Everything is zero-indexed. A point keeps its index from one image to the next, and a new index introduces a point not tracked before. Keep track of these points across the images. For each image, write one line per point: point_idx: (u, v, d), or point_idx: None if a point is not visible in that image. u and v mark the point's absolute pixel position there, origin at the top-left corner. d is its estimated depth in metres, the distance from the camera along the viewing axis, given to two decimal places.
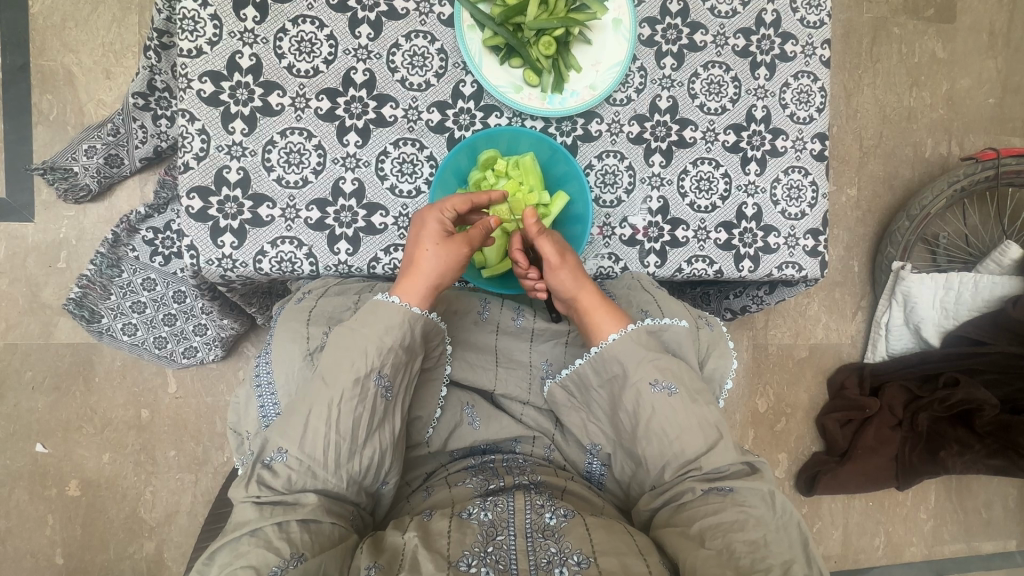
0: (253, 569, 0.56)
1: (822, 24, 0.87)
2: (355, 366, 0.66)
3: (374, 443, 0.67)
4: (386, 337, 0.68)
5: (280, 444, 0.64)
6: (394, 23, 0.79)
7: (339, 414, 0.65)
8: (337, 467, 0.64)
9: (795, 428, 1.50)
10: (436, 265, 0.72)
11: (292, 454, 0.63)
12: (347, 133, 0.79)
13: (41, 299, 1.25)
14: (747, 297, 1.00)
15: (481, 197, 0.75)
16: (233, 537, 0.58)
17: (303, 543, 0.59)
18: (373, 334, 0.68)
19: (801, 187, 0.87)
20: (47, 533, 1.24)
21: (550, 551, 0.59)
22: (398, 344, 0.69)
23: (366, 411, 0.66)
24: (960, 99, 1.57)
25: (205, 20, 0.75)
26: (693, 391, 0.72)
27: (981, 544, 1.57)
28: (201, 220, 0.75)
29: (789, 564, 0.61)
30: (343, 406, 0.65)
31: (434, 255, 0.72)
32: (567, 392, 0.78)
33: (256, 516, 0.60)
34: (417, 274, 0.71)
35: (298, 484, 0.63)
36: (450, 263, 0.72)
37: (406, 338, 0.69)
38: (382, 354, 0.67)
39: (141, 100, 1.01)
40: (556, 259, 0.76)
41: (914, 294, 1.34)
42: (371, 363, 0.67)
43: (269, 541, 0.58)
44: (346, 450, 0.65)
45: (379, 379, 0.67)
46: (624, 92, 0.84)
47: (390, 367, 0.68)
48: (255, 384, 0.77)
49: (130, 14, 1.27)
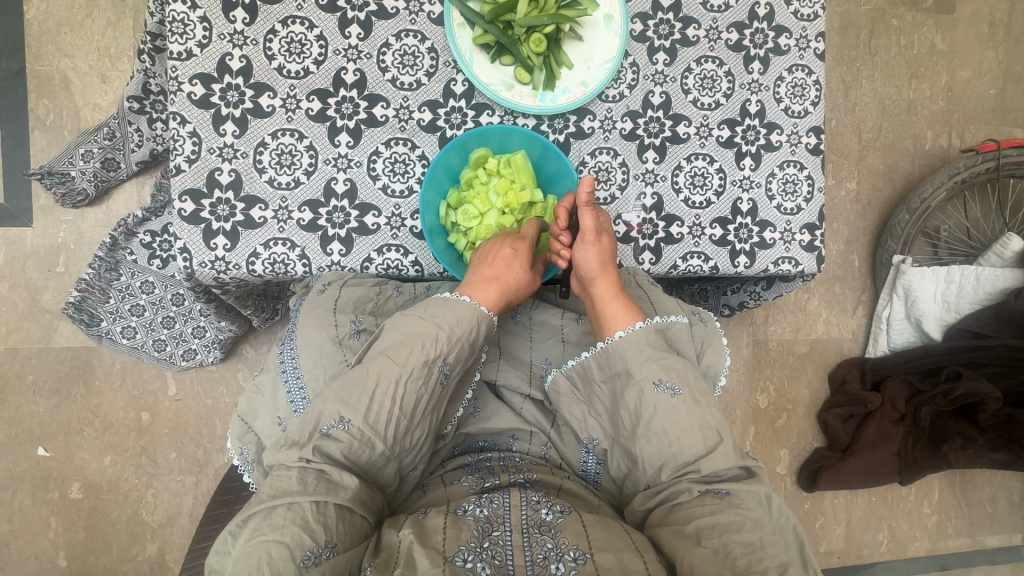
0: (287, 548, 0.56)
1: (816, 16, 0.87)
2: (425, 348, 0.68)
3: (426, 424, 0.69)
4: (455, 327, 0.70)
5: (343, 414, 0.64)
6: (384, 22, 0.79)
7: (404, 393, 0.66)
8: (394, 442, 0.66)
9: (796, 424, 1.49)
10: (521, 287, 0.75)
11: (354, 424, 0.64)
12: (339, 134, 0.79)
13: (41, 304, 1.26)
14: (745, 293, 0.99)
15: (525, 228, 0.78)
16: (270, 505, 0.59)
17: (337, 533, 0.59)
18: (444, 323, 0.69)
19: (798, 181, 0.86)
20: (50, 535, 1.25)
21: (547, 547, 0.59)
22: (465, 336, 0.70)
23: (427, 394, 0.68)
24: (961, 90, 1.56)
25: (194, 22, 0.75)
26: (696, 392, 0.71)
27: (986, 538, 1.56)
28: (194, 223, 0.75)
29: (786, 566, 0.61)
30: (408, 386, 0.67)
31: (525, 277, 0.75)
32: (571, 381, 0.77)
33: (298, 489, 0.60)
34: (504, 289, 0.73)
35: (355, 457, 0.64)
36: (526, 290, 0.76)
37: (472, 332, 0.71)
38: (451, 342, 0.69)
39: (136, 103, 1.01)
40: (591, 234, 0.74)
41: (916, 287, 1.33)
42: (441, 352, 0.68)
43: (306, 520, 0.58)
44: (403, 427, 0.67)
45: (443, 367, 0.69)
46: (616, 88, 0.83)
47: (455, 355, 0.70)
48: (280, 370, 0.78)
49: (125, 17, 1.27)
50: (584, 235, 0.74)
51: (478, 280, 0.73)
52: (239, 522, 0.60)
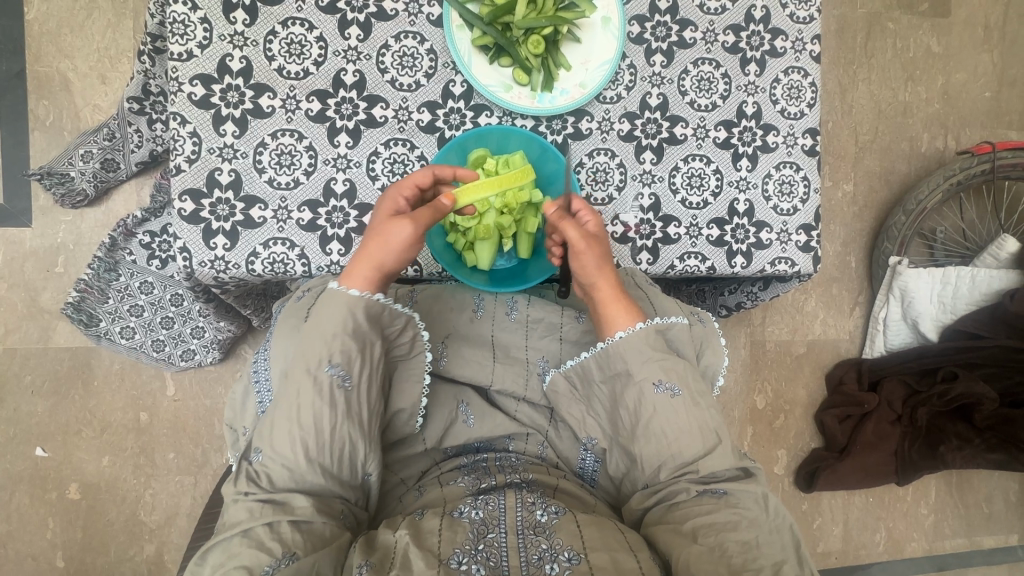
0: (246, 568, 0.57)
1: (812, 19, 0.88)
2: (306, 357, 0.65)
3: (342, 432, 0.65)
4: (331, 327, 0.66)
5: (259, 444, 0.64)
6: (383, 23, 0.80)
7: (302, 409, 0.64)
8: (309, 459, 0.63)
9: (793, 425, 1.50)
10: (382, 244, 0.69)
11: (265, 452, 0.64)
12: (338, 134, 0.79)
13: (39, 304, 1.26)
14: (742, 293, 1.00)
15: (445, 171, 0.75)
16: (226, 537, 0.59)
17: (295, 542, 0.59)
18: (321, 326, 0.66)
19: (793, 182, 0.87)
20: (48, 536, 1.25)
21: (541, 548, 0.60)
22: (344, 332, 0.66)
23: (326, 404, 0.64)
24: (957, 93, 1.57)
25: (195, 23, 0.76)
26: (696, 393, 0.71)
27: (983, 539, 1.57)
28: (194, 222, 0.75)
29: (781, 565, 0.62)
30: (303, 401, 0.64)
31: (382, 231, 0.69)
32: (570, 382, 0.78)
33: (247, 517, 0.60)
34: (362, 256, 0.69)
35: (280, 483, 0.63)
36: (393, 242, 0.69)
37: (350, 325, 0.67)
38: (328, 343, 0.65)
39: (136, 104, 1.02)
40: (579, 245, 0.73)
41: (912, 288, 1.34)
42: (320, 354, 0.65)
43: (261, 541, 0.59)
44: (314, 444, 0.64)
45: (332, 370, 0.65)
46: (614, 90, 0.84)
47: (340, 354, 0.66)
48: (253, 379, 0.77)
49: (125, 18, 1.27)
50: (574, 246, 0.74)
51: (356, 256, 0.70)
52: (199, 558, 0.59)
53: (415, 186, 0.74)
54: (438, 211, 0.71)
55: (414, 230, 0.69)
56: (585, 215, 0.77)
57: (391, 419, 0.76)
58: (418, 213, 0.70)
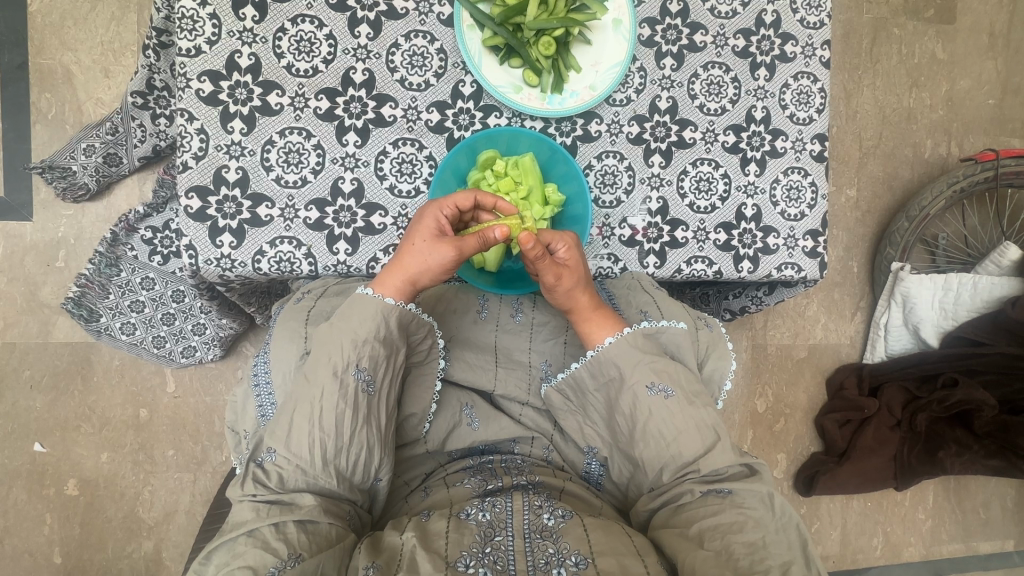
0: (251, 569, 0.56)
1: (822, 25, 0.87)
2: (333, 359, 0.65)
3: (361, 439, 0.65)
4: (361, 329, 0.66)
5: (270, 444, 0.63)
6: (394, 22, 0.79)
7: (322, 411, 0.64)
8: (325, 463, 0.63)
9: (794, 429, 1.50)
10: (420, 262, 0.69)
11: (281, 453, 0.63)
12: (347, 133, 0.79)
13: (40, 298, 1.25)
14: (747, 297, 1.00)
15: (487, 198, 0.73)
16: (231, 537, 0.58)
17: (301, 543, 0.58)
18: (349, 327, 0.66)
19: (801, 187, 0.87)
20: (45, 532, 1.24)
21: (549, 552, 0.59)
22: (374, 337, 0.67)
23: (350, 407, 0.64)
24: (960, 100, 1.57)
25: (204, 18, 0.75)
26: (690, 394, 0.71)
27: (979, 544, 1.58)
28: (200, 220, 0.75)
29: (788, 565, 0.61)
30: (325, 403, 0.64)
31: (422, 250, 0.69)
32: (563, 395, 0.78)
33: (253, 517, 0.60)
34: (398, 267, 0.69)
35: (291, 484, 0.62)
36: (432, 264, 0.69)
37: (382, 330, 0.67)
38: (358, 346, 0.66)
39: (140, 98, 1.00)
40: (554, 281, 0.72)
41: (914, 295, 1.34)
42: (348, 357, 0.65)
43: (267, 541, 0.58)
44: (332, 448, 0.63)
45: (358, 374, 0.65)
46: (623, 92, 0.84)
47: (369, 360, 0.66)
48: (252, 382, 0.76)
49: (129, 12, 1.26)
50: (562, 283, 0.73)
51: (390, 266, 0.69)
52: (201, 559, 0.58)
53: (455, 208, 0.72)
54: (484, 242, 0.69)
55: (453, 257, 0.68)
56: (557, 245, 0.72)
57: (401, 423, 0.76)
58: (461, 240, 0.69)
